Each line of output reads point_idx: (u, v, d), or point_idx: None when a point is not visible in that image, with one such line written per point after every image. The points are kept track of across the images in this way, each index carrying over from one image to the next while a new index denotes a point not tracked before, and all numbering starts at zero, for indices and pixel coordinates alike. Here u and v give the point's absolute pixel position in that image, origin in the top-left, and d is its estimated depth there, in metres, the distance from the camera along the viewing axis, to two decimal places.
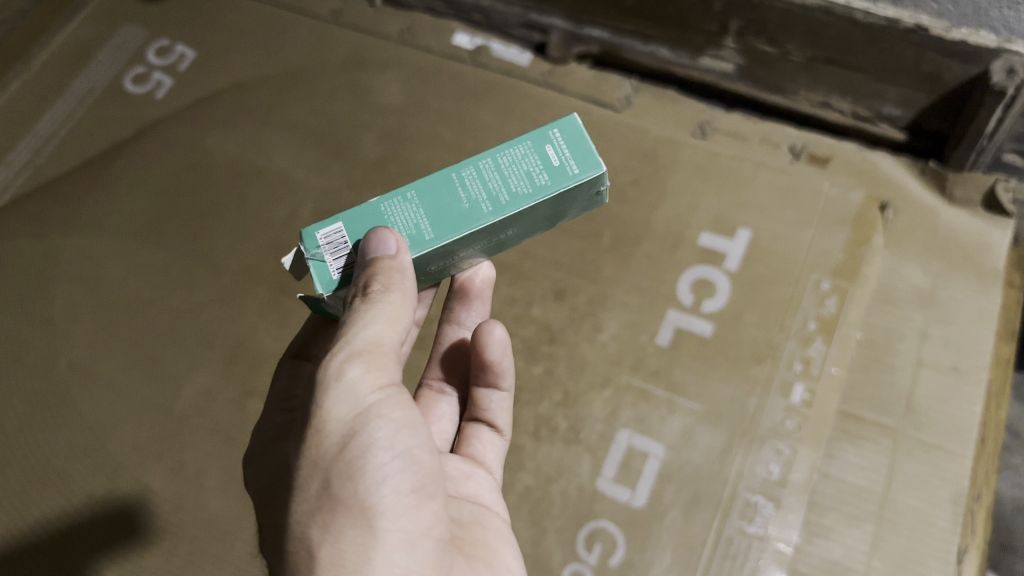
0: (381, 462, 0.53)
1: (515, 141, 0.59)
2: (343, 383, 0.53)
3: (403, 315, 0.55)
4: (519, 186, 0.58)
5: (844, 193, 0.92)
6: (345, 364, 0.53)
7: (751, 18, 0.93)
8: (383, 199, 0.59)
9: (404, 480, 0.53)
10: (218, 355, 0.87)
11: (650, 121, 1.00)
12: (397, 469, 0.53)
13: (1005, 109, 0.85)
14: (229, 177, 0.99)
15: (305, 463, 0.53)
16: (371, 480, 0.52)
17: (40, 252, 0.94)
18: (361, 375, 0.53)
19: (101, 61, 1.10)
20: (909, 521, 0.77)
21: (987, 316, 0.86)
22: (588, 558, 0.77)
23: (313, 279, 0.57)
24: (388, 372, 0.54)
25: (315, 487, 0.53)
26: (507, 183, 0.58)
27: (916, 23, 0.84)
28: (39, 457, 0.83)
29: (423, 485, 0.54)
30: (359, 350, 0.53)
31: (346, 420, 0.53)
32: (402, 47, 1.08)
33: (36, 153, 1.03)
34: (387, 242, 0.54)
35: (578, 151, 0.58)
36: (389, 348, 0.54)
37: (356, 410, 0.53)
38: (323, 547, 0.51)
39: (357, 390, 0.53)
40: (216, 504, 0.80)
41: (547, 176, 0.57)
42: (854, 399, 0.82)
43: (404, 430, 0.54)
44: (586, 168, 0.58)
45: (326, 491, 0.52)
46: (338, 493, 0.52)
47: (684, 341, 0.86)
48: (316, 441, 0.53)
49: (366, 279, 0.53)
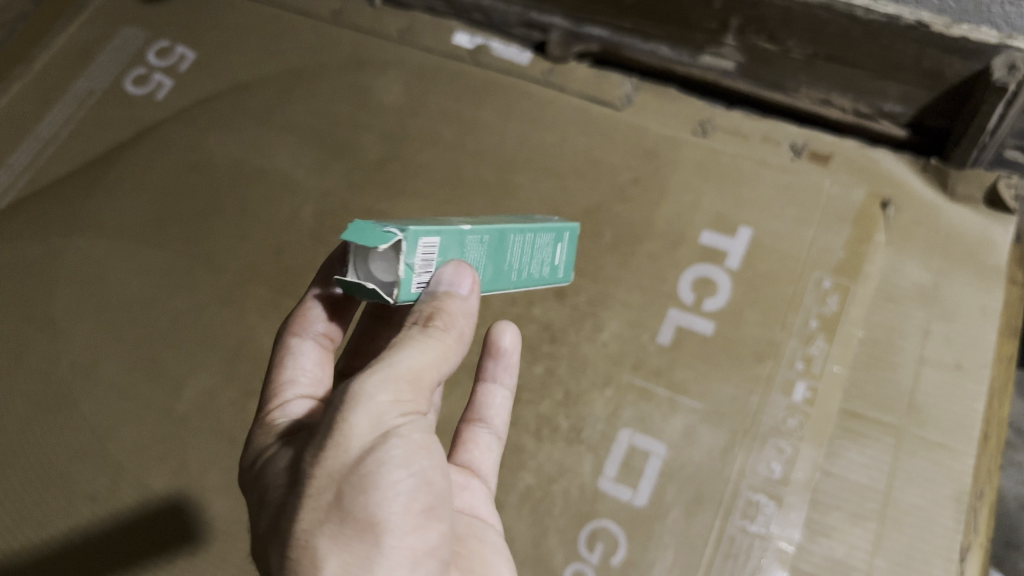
0: (396, 478, 0.50)
1: (546, 229, 0.66)
2: (375, 395, 0.51)
3: (451, 354, 0.54)
4: (534, 270, 0.65)
5: (845, 191, 0.92)
6: (382, 382, 0.51)
7: (751, 16, 0.93)
8: (468, 228, 0.58)
9: (419, 501, 0.51)
10: (220, 356, 0.87)
11: (651, 119, 1.00)
12: (413, 488, 0.50)
13: (1007, 106, 0.84)
14: (230, 178, 0.99)
15: (318, 471, 0.50)
16: (387, 498, 0.49)
17: (41, 254, 0.94)
18: (395, 395, 0.51)
19: (101, 63, 1.10)
20: (912, 518, 0.77)
21: (989, 313, 0.85)
22: (590, 558, 0.77)
23: (401, 283, 0.52)
24: (419, 398, 0.53)
25: (326, 497, 0.49)
26: (531, 263, 0.65)
27: (917, 19, 0.84)
28: (42, 459, 0.83)
29: (434, 507, 0.52)
30: (400, 373, 0.52)
31: (370, 435, 0.50)
32: (402, 46, 1.08)
33: (37, 155, 1.03)
34: (463, 281, 0.55)
35: (567, 261, 0.70)
36: (428, 373, 0.53)
37: (381, 427, 0.50)
38: (329, 557, 0.48)
39: (387, 406, 0.51)
40: (219, 505, 0.80)
41: (547, 272, 0.67)
42: (857, 397, 0.82)
43: (424, 452, 0.52)
44: (564, 278, 0.70)
45: (337, 503, 0.49)
46: (350, 507, 0.48)
47: (686, 340, 0.85)
48: (333, 448, 0.50)
49: (431, 311, 0.53)
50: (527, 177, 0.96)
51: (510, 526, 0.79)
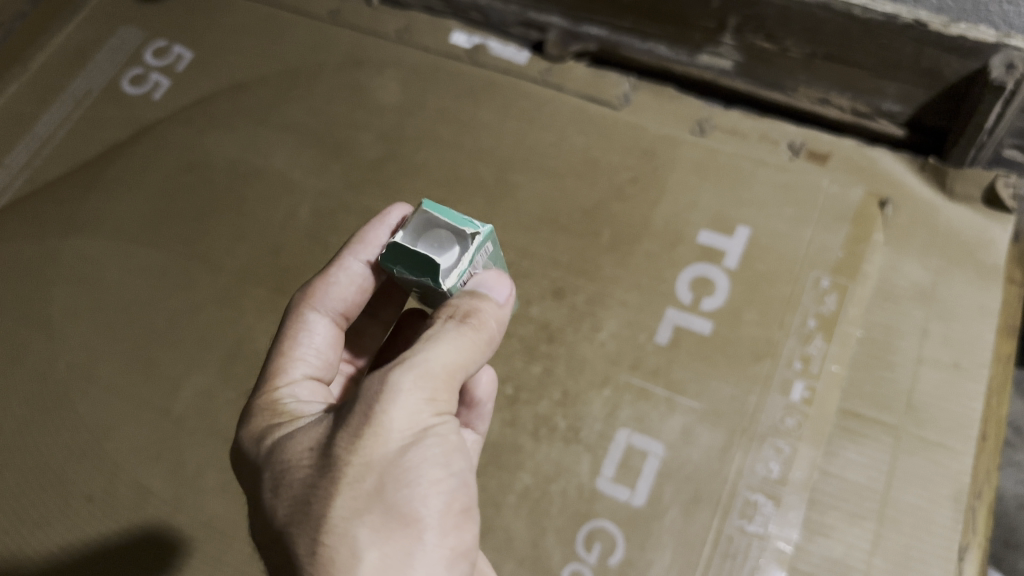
0: (437, 476, 0.51)
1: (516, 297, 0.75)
2: (416, 387, 0.52)
3: (482, 358, 0.57)
4: None
5: (843, 190, 0.92)
6: (420, 376, 0.52)
7: (749, 15, 0.93)
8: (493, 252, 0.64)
9: (456, 498, 0.52)
10: (217, 356, 0.87)
11: (649, 118, 1.00)
12: (452, 486, 0.52)
13: (1005, 105, 0.84)
14: (228, 178, 0.98)
15: (356, 462, 0.50)
16: (426, 493, 0.51)
17: (39, 254, 0.94)
18: (432, 390, 0.53)
19: (98, 62, 1.10)
20: (910, 518, 0.77)
21: (987, 312, 0.85)
22: (588, 558, 0.77)
23: (457, 272, 0.57)
24: (451, 396, 0.54)
25: (365, 488, 0.49)
26: None
27: (915, 18, 0.84)
28: (38, 459, 0.83)
29: (467, 505, 0.53)
30: (437, 367, 0.53)
31: (409, 429, 0.51)
32: (399, 46, 1.08)
33: (34, 155, 1.03)
34: (501, 291, 0.60)
35: None
36: (461, 372, 0.55)
37: (419, 422, 0.52)
38: (370, 549, 0.49)
39: (426, 402, 0.52)
40: (215, 506, 0.80)
41: None
42: (855, 397, 0.82)
43: (458, 450, 0.53)
44: None
45: (378, 495, 0.49)
46: (393, 499, 0.50)
47: (684, 339, 0.85)
48: (376, 440, 0.50)
49: (467, 309, 0.56)
50: (525, 177, 0.96)
51: (508, 526, 0.79)
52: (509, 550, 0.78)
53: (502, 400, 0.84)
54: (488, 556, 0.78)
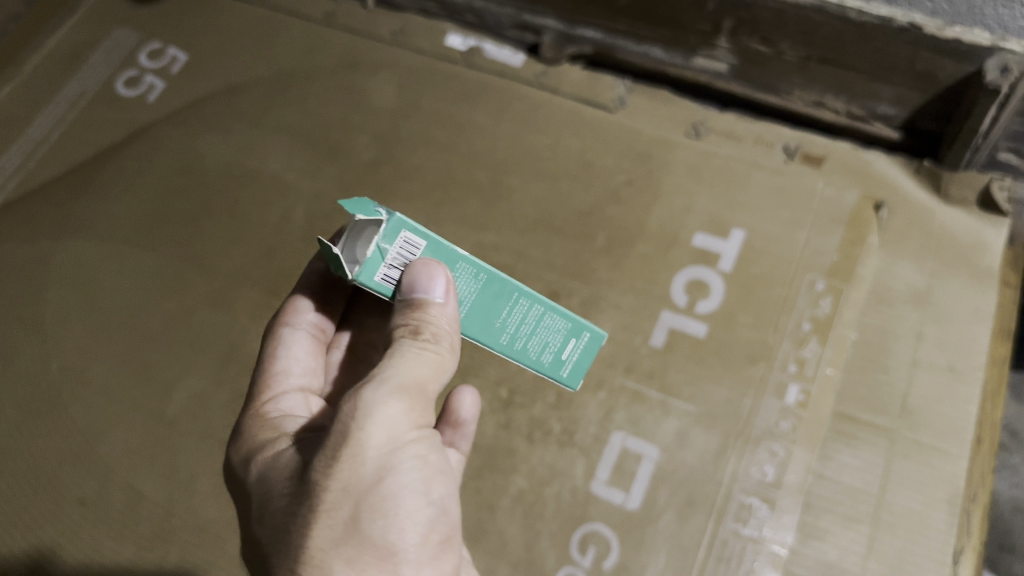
0: (414, 501, 0.54)
1: (567, 316, 0.67)
2: (386, 408, 0.53)
3: (448, 368, 0.58)
4: (534, 348, 0.66)
5: (838, 193, 0.92)
6: (393, 395, 0.54)
7: (744, 18, 0.93)
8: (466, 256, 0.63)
9: (431, 527, 0.55)
10: (211, 359, 0.87)
11: (644, 121, 1.00)
12: (428, 514, 0.54)
13: (999, 108, 0.85)
14: (222, 181, 0.98)
15: (334, 487, 0.52)
16: (401, 522, 0.53)
17: (31, 256, 0.94)
18: (405, 410, 0.54)
19: (92, 64, 1.10)
20: (905, 521, 0.77)
21: (982, 315, 0.85)
22: (582, 561, 0.77)
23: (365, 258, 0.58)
24: (426, 414, 0.57)
25: (343, 515, 0.52)
26: (531, 338, 0.66)
27: (909, 21, 0.84)
28: (30, 463, 0.83)
29: (444, 533, 0.56)
30: (407, 385, 0.55)
31: (385, 452, 0.53)
32: (394, 48, 1.07)
33: (28, 158, 1.03)
34: (436, 287, 0.58)
35: (580, 363, 0.69)
36: (432, 389, 0.57)
37: (395, 444, 0.53)
38: None
39: (398, 422, 0.54)
40: (209, 509, 0.80)
41: (548, 359, 0.67)
42: (850, 400, 0.82)
43: (434, 474, 0.56)
44: (569, 380, 0.69)
45: (355, 523, 0.51)
46: (369, 528, 0.52)
47: (679, 342, 0.85)
48: (353, 466, 0.52)
49: (419, 318, 0.57)
50: (519, 180, 0.96)
51: (502, 530, 0.79)
52: (503, 554, 0.78)
53: (497, 403, 0.84)
54: (482, 559, 0.78)
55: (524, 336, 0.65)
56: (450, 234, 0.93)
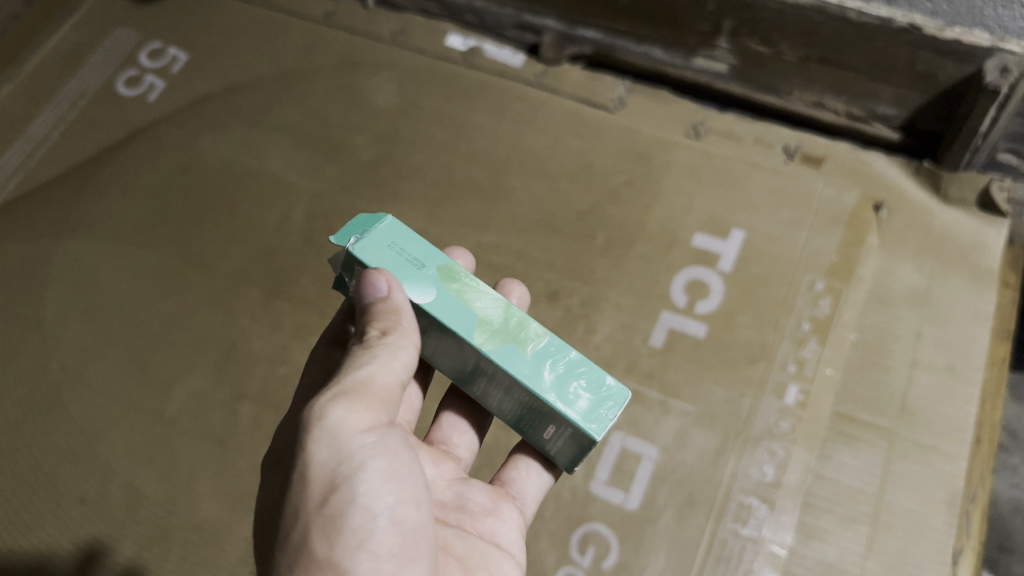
0: (363, 519, 0.52)
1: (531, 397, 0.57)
2: (327, 422, 0.53)
3: (401, 355, 0.57)
4: (510, 409, 0.62)
5: (838, 194, 0.92)
6: (331, 405, 0.54)
7: (744, 18, 0.93)
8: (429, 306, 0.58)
9: (384, 542, 0.53)
10: (211, 359, 0.87)
11: (643, 122, 1.00)
12: (378, 529, 0.53)
13: (999, 109, 0.85)
14: (222, 180, 0.98)
15: (289, 508, 0.54)
16: (350, 541, 0.52)
17: (31, 256, 0.94)
18: (345, 418, 0.53)
19: (93, 64, 1.10)
20: (903, 521, 0.77)
21: (981, 316, 0.86)
22: (581, 561, 0.77)
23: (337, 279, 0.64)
24: (376, 416, 0.55)
25: (296, 536, 0.53)
26: (503, 401, 0.62)
27: (909, 22, 0.84)
28: (29, 462, 0.83)
29: (403, 548, 0.54)
30: (347, 392, 0.54)
31: (328, 467, 0.53)
32: (394, 48, 1.08)
33: (28, 157, 1.03)
34: (379, 284, 0.57)
35: (566, 442, 0.61)
36: (381, 393, 0.56)
37: (337, 457, 0.53)
38: None
39: (339, 434, 0.53)
40: (208, 509, 0.80)
41: (530, 424, 0.62)
42: (849, 400, 0.82)
43: (385, 484, 0.54)
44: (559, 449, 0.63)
45: (306, 544, 0.52)
46: (317, 549, 0.52)
47: (678, 342, 0.85)
48: (300, 487, 0.53)
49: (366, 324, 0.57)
50: (519, 180, 0.96)
51: None
52: None
53: None
54: None
55: (498, 398, 0.62)
56: (450, 234, 0.93)
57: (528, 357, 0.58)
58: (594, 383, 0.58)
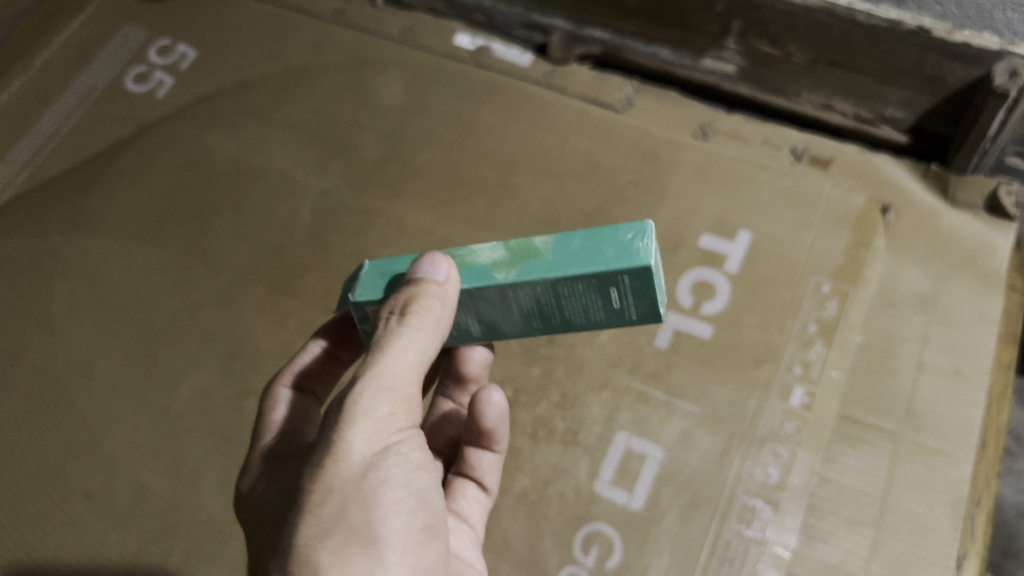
0: (396, 494, 0.54)
1: (579, 274, 0.54)
2: (372, 413, 0.54)
3: (431, 348, 0.56)
4: (587, 316, 0.58)
5: (845, 195, 0.92)
6: (377, 396, 0.54)
7: (753, 20, 0.93)
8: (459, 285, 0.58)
9: (416, 517, 0.55)
10: (216, 355, 0.87)
11: (651, 122, 0.99)
12: (411, 505, 0.55)
13: (1007, 112, 0.85)
14: (231, 177, 0.99)
15: (320, 486, 0.53)
16: (385, 514, 0.53)
17: (40, 250, 0.94)
18: (389, 408, 0.54)
19: (102, 60, 1.10)
20: (909, 525, 0.77)
21: (988, 319, 0.85)
22: (585, 560, 0.77)
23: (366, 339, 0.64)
24: (412, 410, 0.56)
25: (328, 511, 0.52)
26: (572, 316, 0.58)
27: (919, 25, 0.84)
28: (36, 456, 0.83)
29: (431, 524, 0.56)
30: (391, 384, 0.55)
31: (369, 450, 0.53)
32: (403, 46, 1.08)
33: (37, 151, 1.03)
34: (439, 267, 0.57)
35: (648, 302, 0.56)
36: (418, 377, 0.56)
37: (378, 443, 0.54)
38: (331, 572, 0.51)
39: (383, 422, 0.54)
40: (213, 504, 0.80)
41: (603, 315, 0.57)
42: (855, 403, 0.82)
43: (418, 470, 0.55)
44: (645, 317, 0.57)
45: (341, 516, 0.52)
46: (352, 521, 0.52)
47: (684, 343, 0.85)
48: (336, 466, 0.53)
49: (406, 299, 0.56)
50: (526, 179, 0.96)
51: (505, 529, 0.78)
52: (506, 552, 0.77)
53: None
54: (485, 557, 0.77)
55: (558, 311, 0.58)
56: (457, 233, 0.93)
57: (547, 258, 0.55)
58: (613, 232, 0.54)
